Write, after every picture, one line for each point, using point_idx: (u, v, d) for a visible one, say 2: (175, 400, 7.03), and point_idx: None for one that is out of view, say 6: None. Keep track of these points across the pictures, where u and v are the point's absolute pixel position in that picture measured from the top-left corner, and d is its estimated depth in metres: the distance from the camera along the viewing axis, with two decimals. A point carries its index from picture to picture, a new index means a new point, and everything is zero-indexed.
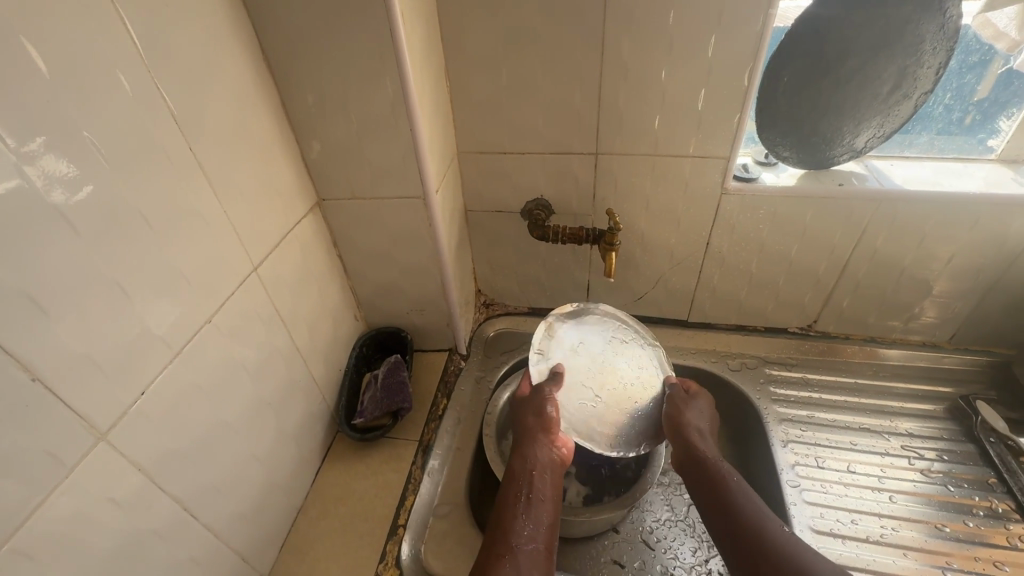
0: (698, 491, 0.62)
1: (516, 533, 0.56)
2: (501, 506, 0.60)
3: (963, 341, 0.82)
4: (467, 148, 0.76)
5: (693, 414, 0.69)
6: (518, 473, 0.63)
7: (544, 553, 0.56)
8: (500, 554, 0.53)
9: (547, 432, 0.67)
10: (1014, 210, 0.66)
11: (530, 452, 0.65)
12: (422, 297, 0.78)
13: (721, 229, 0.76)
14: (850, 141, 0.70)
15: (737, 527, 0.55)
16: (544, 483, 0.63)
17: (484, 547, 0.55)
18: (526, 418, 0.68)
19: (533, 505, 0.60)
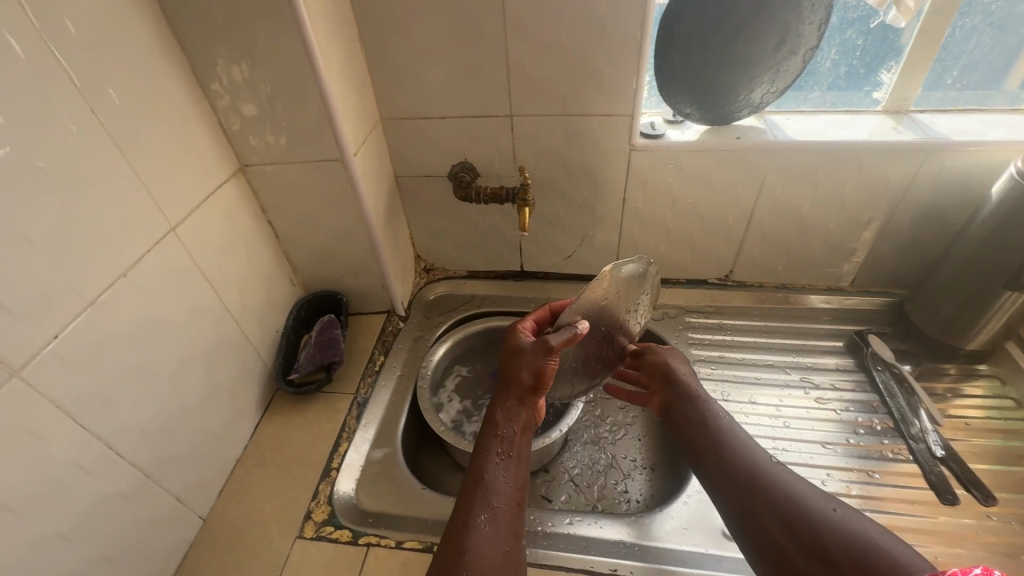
0: (691, 431, 0.64)
1: (496, 493, 0.54)
2: (478, 463, 0.56)
3: (864, 284, 0.89)
4: (390, 115, 0.79)
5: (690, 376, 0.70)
6: (499, 428, 0.59)
7: (519, 512, 0.54)
8: (481, 516, 0.51)
9: (535, 389, 0.62)
10: (892, 155, 0.72)
11: (516, 406, 0.61)
12: (354, 260, 0.81)
13: (634, 186, 0.81)
14: (746, 96, 0.75)
15: (730, 466, 0.58)
16: (522, 441, 0.59)
17: (462, 504, 0.53)
18: (521, 372, 0.61)
19: (512, 463, 0.57)
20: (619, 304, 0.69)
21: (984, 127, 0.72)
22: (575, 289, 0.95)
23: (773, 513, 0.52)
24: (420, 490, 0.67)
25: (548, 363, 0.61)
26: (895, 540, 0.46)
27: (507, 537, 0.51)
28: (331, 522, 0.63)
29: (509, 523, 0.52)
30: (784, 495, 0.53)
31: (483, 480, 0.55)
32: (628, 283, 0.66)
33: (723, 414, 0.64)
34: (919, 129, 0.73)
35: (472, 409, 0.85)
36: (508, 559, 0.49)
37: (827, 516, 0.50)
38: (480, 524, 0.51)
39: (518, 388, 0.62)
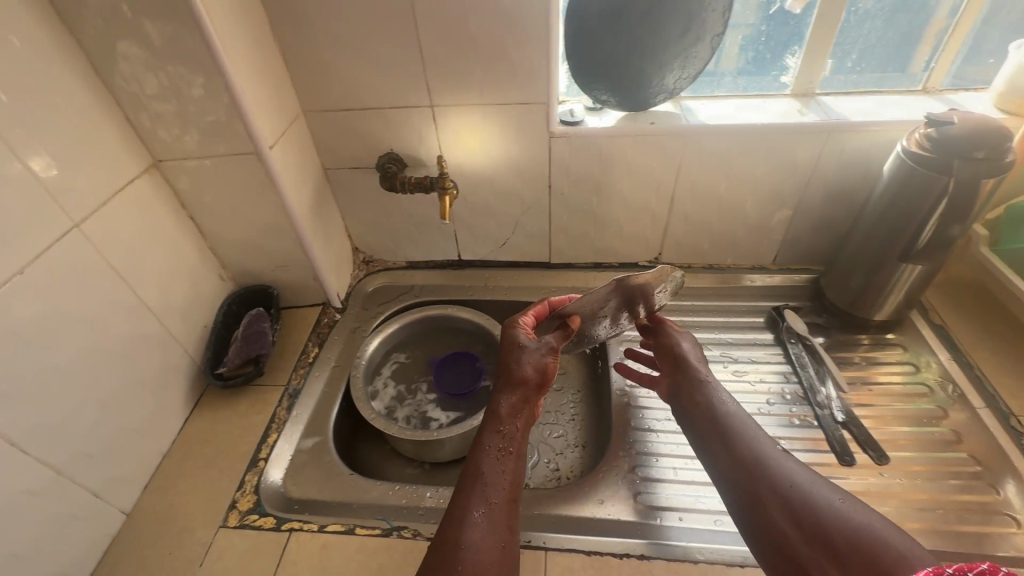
0: (695, 417, 0.60)
1: (493, 488, 0.51)
2: (475, 457, 0.53)
3: (785, 262, 0.92)
4: (312, 107, 0.79)
5: (705, 365, 0.65)
6: (502, 425, 0.56)
7: (513, 508, 0.51)
8: (476, 512, 0.49)
9: (540, 386, 0.60)
10: (796, 137, 0.75)
11: (522, 405, 0.57)
12: (283, 254, 0.82)
13: (558, 172, 0.83)
14: (659, 84, 0.77)
15: (734, 457, 0.53)
16: (522, 436, 0.56)
17: (457, 499, 0.50)
18: (527, 370, 0.59)
19: (511, 458, 0.54)
20: (639, 299, 0.65)
21: (882, 108, 0.76)
22: (512, 276, 0.97)
23: (777, 505, 0.48)
24: (349, 476, 0.69)
25: (548, 359, 0.61)
26: (902, 534, 0.42)
27: (499, 535, 0.48)
28: (256, 510, 0.64)
29: (504, 520, 0.50)
30: (789, 487, 0.48)
31: (478, 474, 0.52)
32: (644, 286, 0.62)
33: (729, 402, 0.59)
34: (823, 112, 0.76)
35: (406, 395, 0.86)
36: (500, 557, 0.47)
37: (833, 508, 0.45)
38: (474, 521, 0.48)
39: (523, 386, 0.59)
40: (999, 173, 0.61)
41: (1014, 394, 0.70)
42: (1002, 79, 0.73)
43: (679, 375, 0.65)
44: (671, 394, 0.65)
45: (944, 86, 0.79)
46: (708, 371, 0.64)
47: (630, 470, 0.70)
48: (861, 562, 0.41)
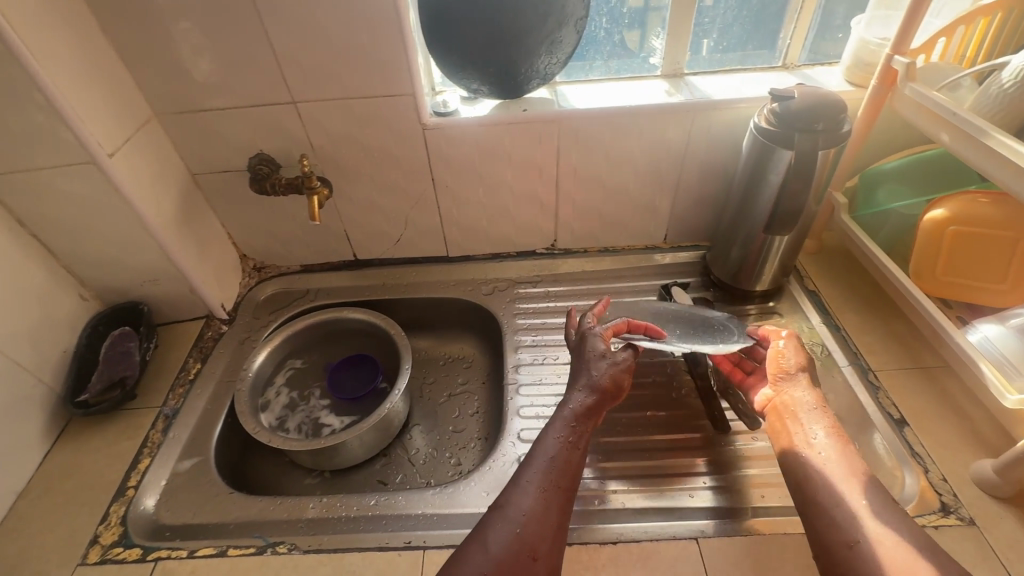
0: (796, 447, 0.58)
1: (556, 473, 0.56)
2: (545, 441, 0.58)
3: (676, 240, 0.94)
4: (165, 109, 0.74)
5: (812, 386, 0.62)
6: (575, 422, 0.60)
7: (569, 496, 0.55)
8: (536, 488, 0.54)
9: (613, 394, 0.63)
10: (664, 116, 0.77)
11: (596, 408, 0.61)
12: (149, 267, 0.77)
13: (438, 165, 0.82)
14: (529, 71, 0.76)
15: (840, 500, 0.52)
16: (589, 435, 0.60)
17: (523, 471, 0.56)
18: (604, 375, 0.63)
19: (577, 452, 0.58)
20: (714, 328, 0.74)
21: (743, 85, 0.78)
22: (409, 273, 0.95)
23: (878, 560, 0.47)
24: (229, 494, 0.66)
25: (624, 371, 0.63)
26: None
27: (553, 514, 0.53)
28: (120, 543, 0.61)
29: (560, 502, 0.54)
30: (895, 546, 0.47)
31: (547, 454, 0.57)
32: (700, 321, 0.73)
33: (827, 438, 0.57)
34: (689, 91, 0.78)
35: (300, 401, 0.84)
36: (551, 535, 0.52)
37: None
38: (535, 493, 0.54)
39: (600, 390, 0.62)
40: (838, 143, 0.65)
41: (873, 351, 0.74)
42: (848, 53, 0.76)
43: (784, 395, 0.62)
44: (769, 410, 0.63)
45: (801, 62, 0.82)
46: (812, 392, 0.61)
47: (515, 459, 0.69)
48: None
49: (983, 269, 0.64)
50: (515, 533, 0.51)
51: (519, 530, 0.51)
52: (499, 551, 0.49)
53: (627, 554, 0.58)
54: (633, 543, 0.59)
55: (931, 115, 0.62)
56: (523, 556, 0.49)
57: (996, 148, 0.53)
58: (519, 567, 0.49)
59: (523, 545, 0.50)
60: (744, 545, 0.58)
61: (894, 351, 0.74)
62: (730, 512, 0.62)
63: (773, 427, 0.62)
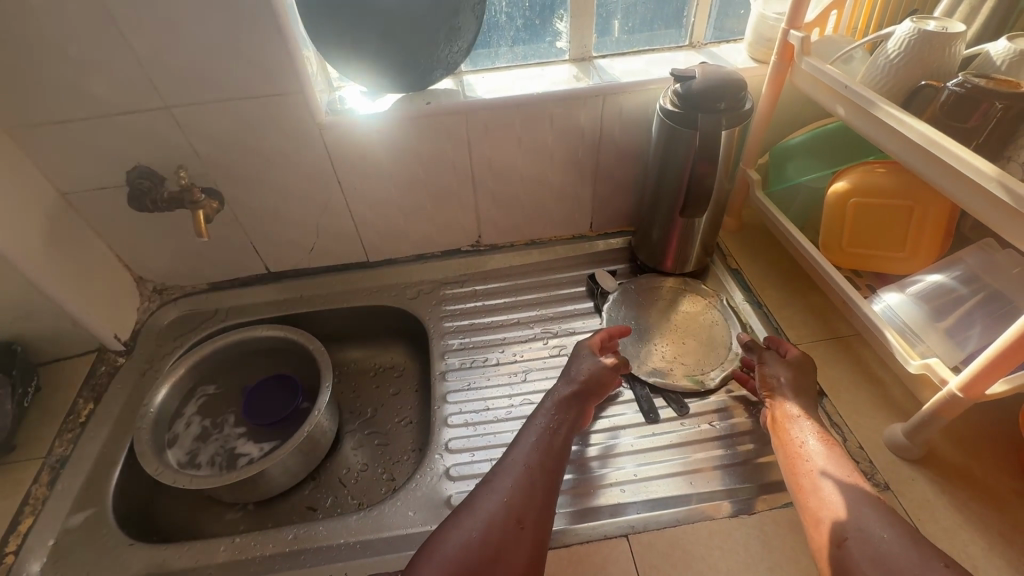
0: (791, 449, 0.58)
1: (539, 454, 0.58)
2: (530, 426, 0.62)
3: (603, 228, 0.93)
4: (13, 123, 0.65)
5: (801, 393, 0.62)
6: (557, 409, 0.63)
7: (554, 476, 0.57)
8: (521, 462, 0.57)
9: (597, 394, 0.65)
10: (572, 103, 0.74)
11: (576, 398, 0.64)
12: (16, 303, 0.69)
13: (342, 166, 0.76)
14: (429, 58, 0.71)
15: (829, 498, 0.52)
16: (573, 424, 0.63)
17: (510, 452, 0.60)
18: (582, 374, 0.66)
19: (559, 436, 0.61)
20: (706, 333, 0.77)
21: (650, 67, 0.77)
22: (328, 282, 0.90)
23: (867, 556, 0.47)
24: (129, 546, 0.61)
25: (603, 377, 0.66)
26: None
27: (537, 489, 0.56)
28: None
29: (544, 480, 0.57)
30: (878, 538, 0.47)
31: (530, 435, 0.60)
32: (706, 331, 0.78)
33: (815, 444, 0.57)
34: (597, 75, 0.76)
35: (212, 430, 0.78)
36: (537, 506, 0.54)
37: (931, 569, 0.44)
38: (519, 469, 0.57)
39: (579, 384, 0.65)
40: (742, 121, 0.64)
41: (793, 325, 0.75)
42: (750, 29, 0.76)
43: (774, 404, 0.62)
44: (767, 423, 0.63)
45: (707, 39, 0.81)
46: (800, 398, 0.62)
47: (444, 471, 0.66)
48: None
49: (885, 238, 0.65)
50: (502, 503, 0.54)
51: (505, 500, 0.54)
52: (486, 516, 0.53)
53: (558, 562, 0.57)
54: (561, 548, 0.58)
55: (827, 89, 0.62)
56: (508, 524, 0.53)
57: (886, 120, 0.54)
58: (504, 533, 0.52)
59: (508, 513, 0.53)
60: (672, 536, 0.58)
61: (813, 323, 0.75)
62: (662, 502, 0.61)
63: (772, 439, 0.61)
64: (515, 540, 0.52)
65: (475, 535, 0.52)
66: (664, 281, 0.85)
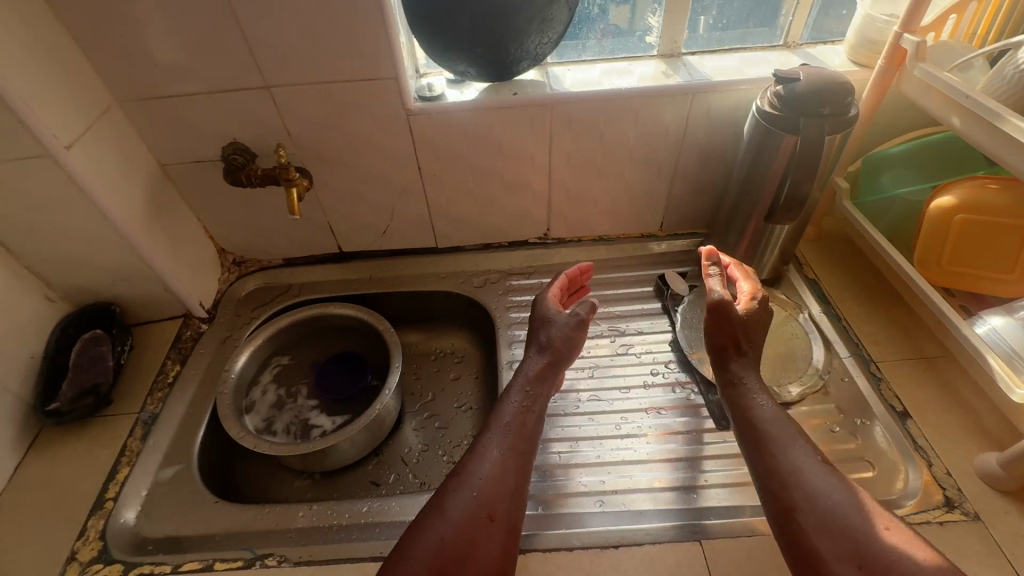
0: (742, 419, 0.60)
1: (513, 436, 0.61)
2: (502, 406, 0.64)
3: (673, 228, 0.91)
4: (125, 95, 0.69)
5: (750, 352, 0.66)
6: (526, 383, 0.66)
7: (528, 455, 0.60)
8: (494, 451, 0.59)
9: (562, 359, 0.69)
10: (660, 99, 0.73)
11: (549, 370, 0.67)
12: (119, 266, 0.73)
13: (424, 152, 0.77)
14: (520, 48, 0.71)
15: (781, 475, 0.54)
16: (544, 399, 0.65)
17: (482, 437, 0.61)
18: (553, 339, 0.69)
19: (531, 413, 0.63)
20: (784, 344, 0.75)
21: (743, 65, 0.75)
22: (397, 266, 0.92)
23: (819, 525, 0.50)
24: (214, 503, 0.64)
25: (565, 342, 0.69)
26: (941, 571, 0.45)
27: (509, 474, 0.58)
28: (101, 559, 0.59)
29: (516, 464, 0.59)
30: (828, 507, 0.51)
31: (502, 420, 0.62)
32: (785, 343, 0.75)
33: (770, 407, 0.60)
34: (687, 72, 0.74)
35: (287, 399, 0.81)
36: (506, 494, 0.56)
37: (873, 536, 0.49)
38: (492, 458, 0.58)
39: (552, 354, 0.68)
40: (845, 128, 0.62)
41: (875, 342, 0.73)
42: (853, 29, 0.73)
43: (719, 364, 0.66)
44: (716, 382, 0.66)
45: (803, 40, 0.79)
46: (746, 358, 0.65)
47: None
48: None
49: (991, 258, 0.62)
50: (473, 497, 0.55)
51: (476, 493, 0.56)
52: (456, 515, 0.54)
53: (630, 559, 0.57)
54: (634, 547, 0.58)
55: (941, 97, 0.59)
56: (480, 516, 0.54)
57: (1011, 133, 0.51)
58: (475, 526, 0.54)
59: (479, 506, 0.55)
60: (746, 546, 0.57)
61: (895, 340, 0.73)
62: (733, 507, 0.61)
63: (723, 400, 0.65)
64: (486, 534, 0.53)
65: (449, 534, 0.53)
66: None
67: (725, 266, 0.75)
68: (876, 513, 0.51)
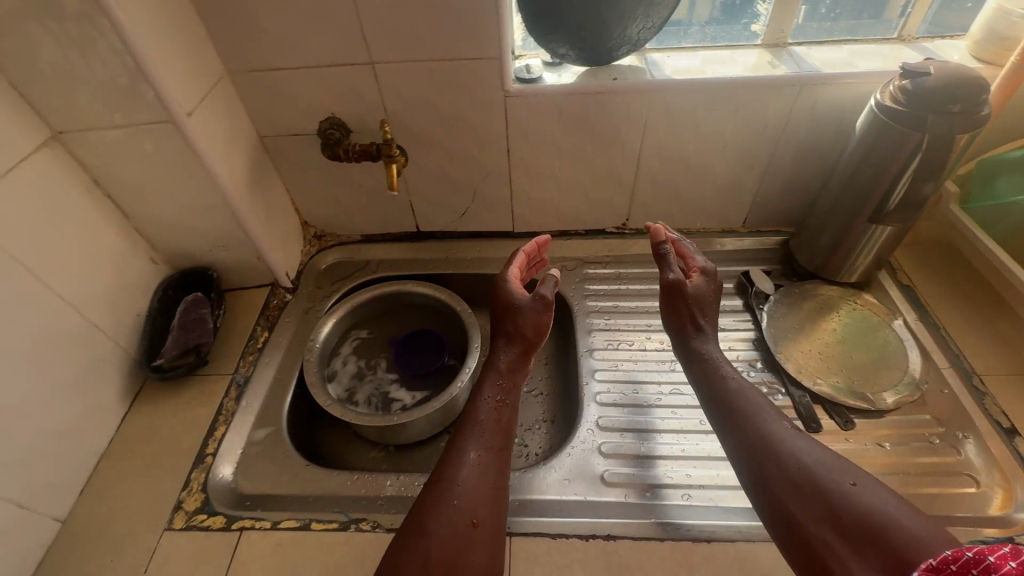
0: (711, 397, 0.60)
1: (489, 435, 0.58)
2: (475, 405, 0.60)
3: (756, 224, 0.89)
4: (236, 66, 0.70)
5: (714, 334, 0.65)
6: (498, 376, 0.63)
7: (504, 453, 0.58)
8: (473, 454, 0.56)
9: (529, 346, 0.66)
10: (765, 90, 0.71)
11: (521, 357, 0.65)
12: (219, 233, 0.75)
13: (516, 135, 0.77)
14: (622, 33, 0.69)
15: (751, 442, 0.54)
16: (517, 391, 0.64)
17: (455, 442, 0.57)
18: (525, 329, 0.66)
19: (506, 409, 0.61)
20: (878, 350, 0.73)
21: (854, 58, 0.72)
22: (473, 247, 0.92)
23: (790, 488, 0.49)
24: (305, 467, 0.66)
25: (531, 329, 0.66)
26: (915, 515, 0.44)
27: (488, 477, 0.55)
28: (203, 510, 0.61)
29: (495, 464, 0.56)
30: (796, 468, 0.50)
31: (478, 420, 0.59)
32: (879, 349, 0.73)
33: (746, 386, 0.59)
34: (794, 63, 0.72)
35: (367, 371, 0.83)
36: (489, 499, 0.53)
37: (837, 491, 0.47)
38: (470, 461, 0.55)
39: (522, 342, 0.66)
40: (974, 128, 0.59)
41: (977, 353, 0.71)
42: (979, 23, 0.69)
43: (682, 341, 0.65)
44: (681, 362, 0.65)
45: (919, 34, 0.75)
46: (710, 340, 0.65)
47: (596, 447, 0.67)
48: (871, 549, 0.43)
49: None
50: (454, 504, 0.51)
51: (457, 500, 0.52)
52: (440, 525, 0.50)
53: (723, 554, 0.56)
54: (726, 543, 0.57)
55: None
56: (463, 525, 0.50)
57: None
58: (459, 534, 0.50)
59: (461, 514, 0.51)
60: None
61: (1000, 353, 0.70)
62: None
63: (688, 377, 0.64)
64: (472, 540, 0.50)
65: (433, 545, 0.48)
66: (819, 287, 0.81)
67: (673, 242, 0.73)
68: (847, 471, 0.49)
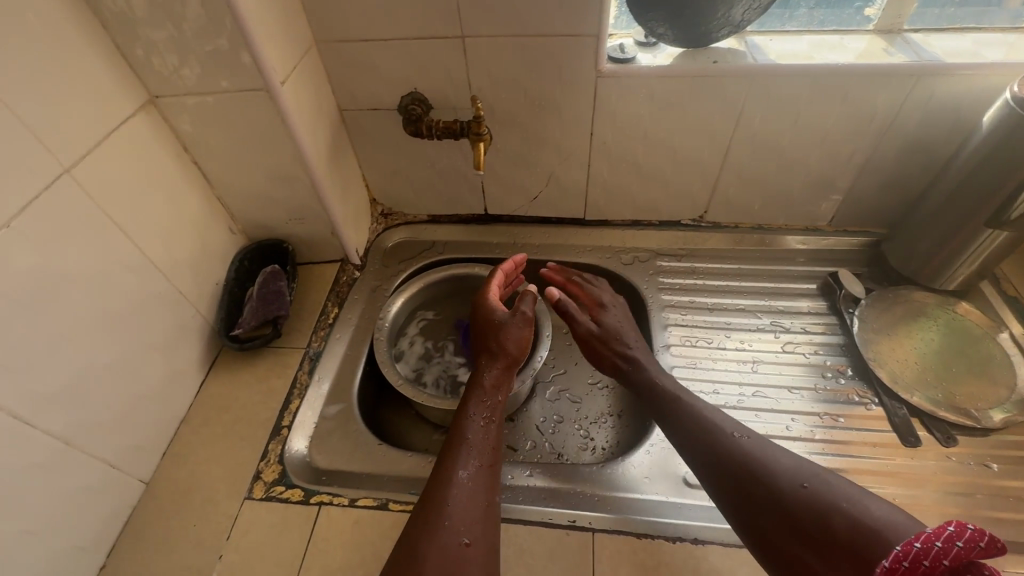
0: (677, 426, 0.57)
1: (480, 453, 0.56)
2: (462, 424, 0.58)
3: (843, 224, 0.84)
4: (326, 37, 0.69)
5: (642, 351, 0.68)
6: (483, 394, 0.61)
7: (495, 471, 0.55)
8: (463, 473, 0.53)
9: (507, 360, 0.65)
10: (878, 80, 0.66)
11: (504, 373, 0.64)
12: (298, 206, 0.75)
13: (602, 119, 0.74)
14: (725, 14, 0.64)
15: (722, 467, 0.51)
16: (502, 409, 0.62)
17: (444, 461, 0.54)
18: (507, 343, 0.66)
19: (495, 426, 0.59)
20: (980, 364, 0.69)
21: (979, 47, 0.67)
22: (541, 233, 0.90)
23: (766, 502, 0.47)
24: (377, 446, 0.65)
25: (513, 345, 0.66)
26: (876, 503, 0.43)
27: (479, 494, 0.52)
28: (282, 482, 0.62)
29: (486, 482, 0.53)
30: (761, 480, 0.48)
31: (463, 439, 0.56)
32: (981, 364, 0.69)
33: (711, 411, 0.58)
34: (911, 50, 0.67)
35: (433, 353, 0.82)
36: (479, 517, 0.50)
37: (795, 493, 0.46)
38: (461, 479, 0.52)
39: (505, 359, 0.65)
40: None
41: None
42: None
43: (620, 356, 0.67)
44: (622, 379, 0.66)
45: None
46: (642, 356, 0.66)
47: None
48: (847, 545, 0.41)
49: None
50: (445, 524, 0.48)
51: (450, 521, 0.49)
52: (432, 549, 0.46)
53: None
54: None
55: None
56: (453, 547, 0.47)
57: None
58: (451, 558, 0.46)
59: (451, 536, 0.48)
60: None
61: None
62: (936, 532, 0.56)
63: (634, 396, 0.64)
64: (466, 560, 0.46)
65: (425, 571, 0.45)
66: (911, 290, 0.76)
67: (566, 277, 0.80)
68: (800, 472, 0.48)
